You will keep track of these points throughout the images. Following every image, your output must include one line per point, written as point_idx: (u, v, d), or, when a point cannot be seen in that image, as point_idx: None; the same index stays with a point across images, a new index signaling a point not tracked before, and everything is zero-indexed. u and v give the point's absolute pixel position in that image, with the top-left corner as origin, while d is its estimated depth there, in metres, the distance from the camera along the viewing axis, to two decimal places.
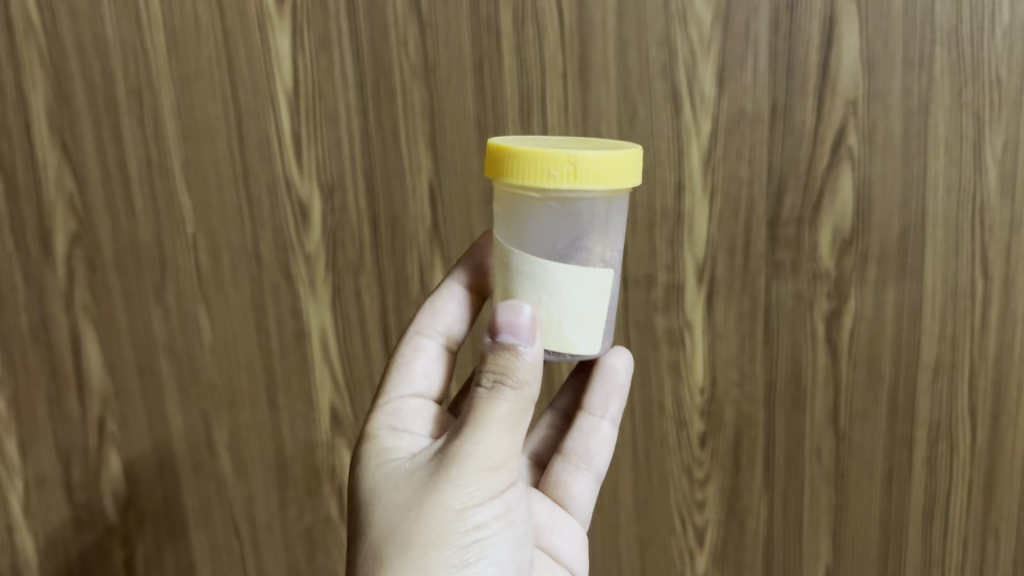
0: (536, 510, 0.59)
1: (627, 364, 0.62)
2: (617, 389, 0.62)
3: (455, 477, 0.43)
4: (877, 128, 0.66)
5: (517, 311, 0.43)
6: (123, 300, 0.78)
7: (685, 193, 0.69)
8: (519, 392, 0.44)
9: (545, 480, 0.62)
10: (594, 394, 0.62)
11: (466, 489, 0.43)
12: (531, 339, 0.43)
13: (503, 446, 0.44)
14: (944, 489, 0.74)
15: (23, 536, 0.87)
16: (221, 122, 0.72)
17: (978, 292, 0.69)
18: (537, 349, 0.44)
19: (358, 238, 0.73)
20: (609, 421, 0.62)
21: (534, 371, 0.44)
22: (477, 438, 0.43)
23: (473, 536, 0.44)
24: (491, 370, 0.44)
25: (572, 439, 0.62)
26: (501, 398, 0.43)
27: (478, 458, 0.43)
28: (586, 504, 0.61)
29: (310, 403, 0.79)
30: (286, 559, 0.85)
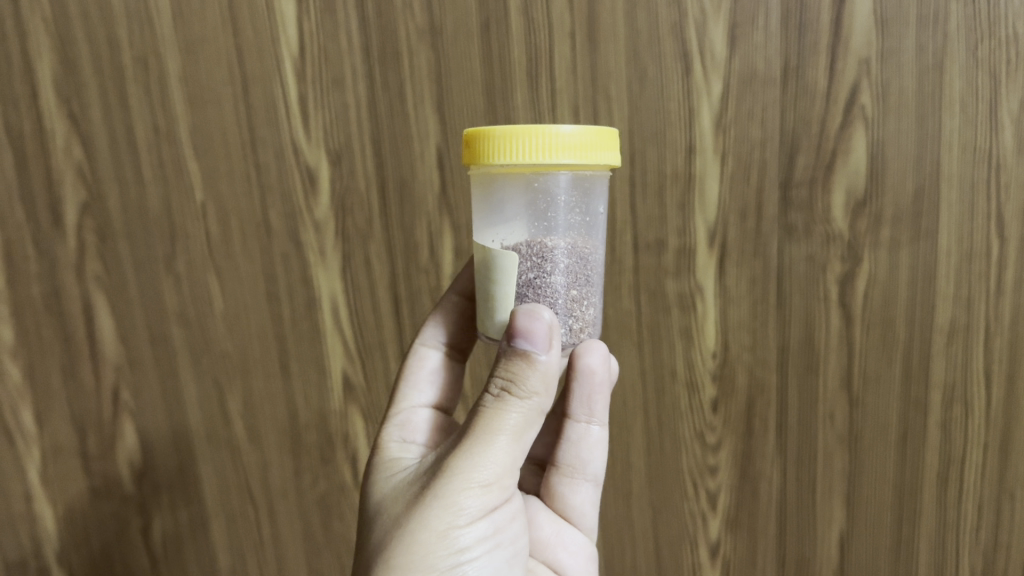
0: (540, 525, 0.60)
1: (604, 363, 0.56)
2: (598, 389, 0.58)
3: (447, 494, 0.43)
4: (891, 87, 0.65)
5: (534, 319, 0.42)
6: (135, 270, 0.78)
7: (696, 155, 0.68)
8: (530, 406, 0.43)
9: (545, 491, 0.62)
10: (575, 400, 0.59)
11: (456, 508, 0.43)
12: (547, 348, 0.42)
13: (503, 467, 0.43)
14: (959, 453, 0.73)
15: (41, 505, 0.88)
16: (228, 88, 0.71)
17: (994, 255, 0.68)
18: (553, 359, 0.42)
19: (366, 205, 0.73)
20: (598, 425, 0.60)
21: (545, 381, 0.43)
22: (478, 455, 0.42)
23: (454, 556, 0.44)
24: (502, 378, 0.43)
25: (563, 449, 0.61)
26: (509, 415, 0.42)
27: (471, 479, 0.43)
28: (588, 512, 0.62)
29: (321, 371, 0.79)
30: (301, 526, 0.86)
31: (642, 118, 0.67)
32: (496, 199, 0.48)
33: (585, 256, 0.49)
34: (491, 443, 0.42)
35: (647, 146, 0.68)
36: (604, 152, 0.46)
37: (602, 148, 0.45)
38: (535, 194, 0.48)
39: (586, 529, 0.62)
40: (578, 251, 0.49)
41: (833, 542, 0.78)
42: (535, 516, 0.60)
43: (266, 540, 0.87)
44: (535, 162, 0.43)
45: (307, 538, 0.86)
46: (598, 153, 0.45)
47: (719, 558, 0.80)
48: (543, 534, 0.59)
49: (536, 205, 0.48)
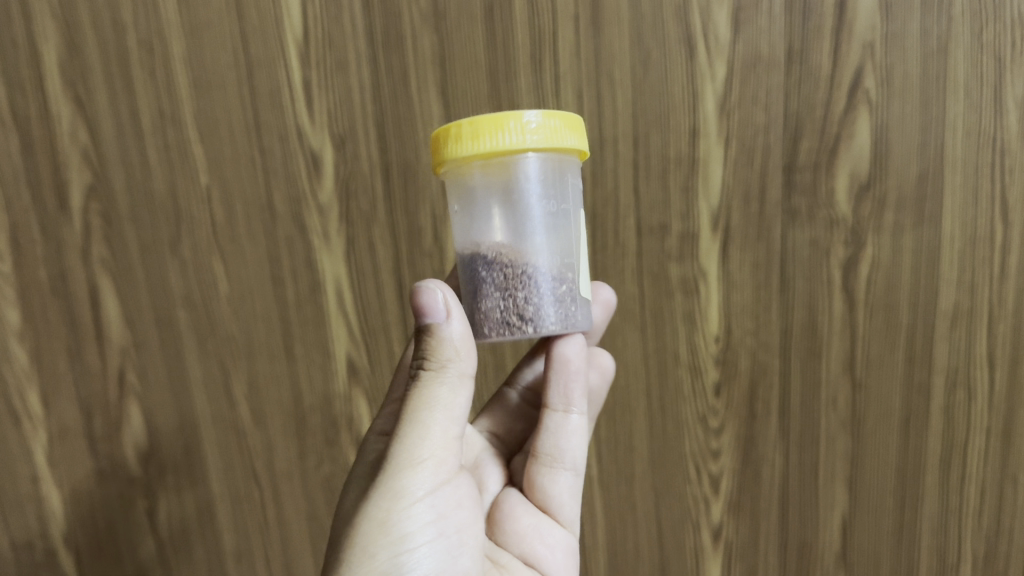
0: (517, 516, 0.60)
1: (579, 348, 0.58)
2: (574, 375, 0.59)
3: (386, 481, 0.44)
4: (896, 70, 0.65)
5: (436, 292, 0.45)
6: (140, 252, 0.79)
7: (699, 138, 0.68)
8: (448, 374, 0.45)
9: (526, 482, 0.61)
10: (553, 390, 0.59)
11: (396, 491, 0.44)
12: (450, 318, 0.45)
13: (435, 441, 0.45)
14: (962, 437, 0.74)
15: (48, 486, 0.88)
16: (232, 71, 0.72)
17: (997, 238, 0.68)
18: (459, 324, 0.46)
19: (370, 188, 0.73)
20: (576, 413, 0.60)
21: (457, 349, 0.45)
22: (407, 434, 0.44)
23: (407, 543, 0.44)
24: (419, 358, 0.46)
25: (542, 439, 0.60)
26: (430, 387, 0.45)
27: (408, 456, 0.44)
28: (567, 502, 0.61)
29: (325, 354, 0.80)
30: (306, 507, 0.86)
31: (646, 101, 0.67)
32: (472, 199, 0.51)
33: (567, 243, 0.52)
34: (420, 416, 0.44)
35: (651, 130, 0.68)
36: (571, 138, 0.49)
37: (569, 133, 0.49)
38: (510, 187, 0.50)
39: (566, 522, 0.61)
40: (558, 246, 0.51)
41: (835, 526, 0.78)
42: (512, 509, 0.60)
43: (271, 521, 0.87)
44: (505, 145, 0.46)
45: (312, 519, 0.87)
46: (563, 136, 0.48)
47: (722, 541, 0.80)
48: (520, 524, 0.59)
49: (511, 197, 0.50)
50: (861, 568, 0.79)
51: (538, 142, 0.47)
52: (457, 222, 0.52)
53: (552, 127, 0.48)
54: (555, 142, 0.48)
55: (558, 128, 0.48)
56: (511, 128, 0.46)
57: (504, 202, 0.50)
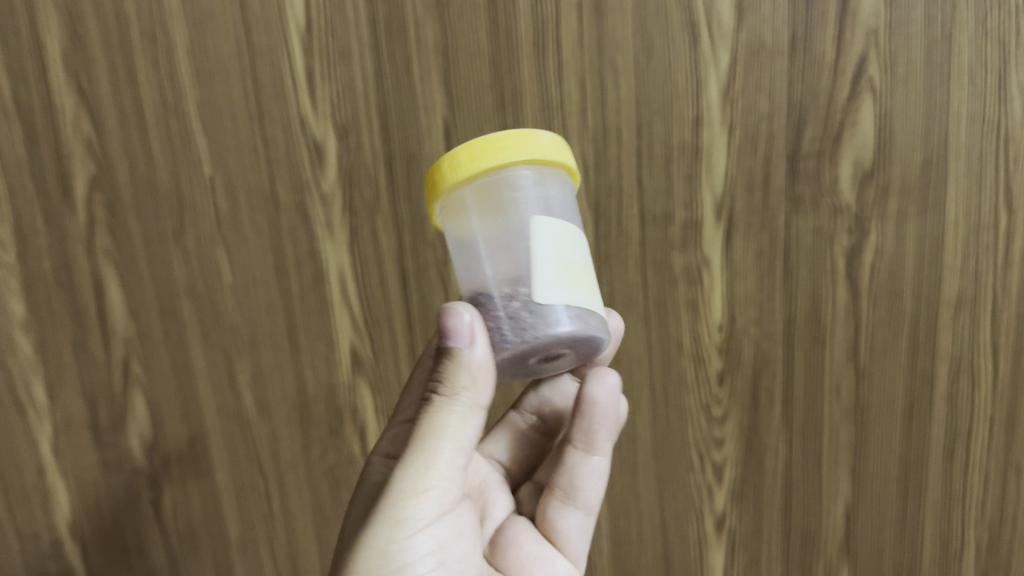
0: (522, 543, 0.58)
1: (611, 387, 0.56)
2: (601, 419, 0.57)
3: (390, 510, 0.45)
4: (900, 58, 0.64)
5: (457, 315, 0.44)
6: (144, 243, 0.79)
7: (703, 127, 0.68)
8: (461, 404, 0.45)
9: (539, 512, 0.60)
10: (578, 428, 0.58)
11: (399, 521, 0.45)
12: (470, 343, 0.44)
13: (442, 469, 0.45)
14: (965, 426, 0.74)
15: (53, 477, 0.89)
16: (234, 60, 0.72)
17: (1001, 226, 0.68)
18: (482, 351, 0.45)
19: (373, 177, 0.73)
20: (598, 456, 0.59)
21: (475, 377, 0.45)
22: (415, 464, 0.45)
23: (408, 572, 0.45)
24: (436, 383, 0.45)
25: (561, 474, 0.59)
26: (441, 418, 0.44)
27: (414, 485, 0.45)
28: (576, 539, 0.60)
29: (329, 344, 0.80)
30: (310, 497, 0.87)
31: (649, 89, 0.67)
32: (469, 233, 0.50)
33: (568, 251, 0.47)
34: (428, 444, 0.44)
35: (654, 119, 0.68)
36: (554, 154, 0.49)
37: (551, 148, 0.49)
38: (501, 202, 0.49)
39: (572, 558, 0.60)
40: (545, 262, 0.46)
41: (838, 514, 0.78)
42: (517, 535, 0.59)
43: (276, 511, 0.88)
44: (495, 154, 0.47)
45: (316, 509, 0.87)
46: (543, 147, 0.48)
47: (725, 530, 0.80)
48: (523, 551, 0.58)
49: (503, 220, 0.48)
50: (864, 556, 0.79)
51: (519, 152, 0.47)
52: (458, 258, 0.51)
53: (538, 143, 0.48)
54: (535, 151, 0.48)
55: (537, 141, 0.48)
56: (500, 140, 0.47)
57: (497, 217, 0.49)
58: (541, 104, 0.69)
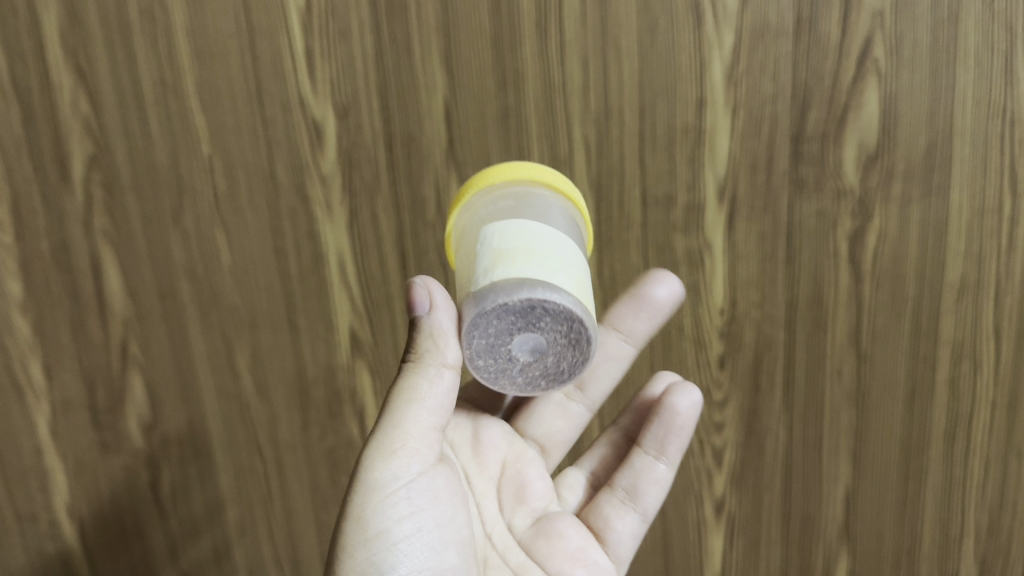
0: (567, 536, 0.56)
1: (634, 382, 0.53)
2: (678, 431, 0.60)
3: (366, 475, 0.47)
4: (905, 40, 0.64)
5: (414, 284, 0.48)
6: (142, 223, 0.78)
7: (706, 109, 0.67)
8: (425, 365, 0.48)
9: (590, 509, 0.60)
10: (651, 432, 0.60)
11: (372, 483, 0.46)
12: (428, 307, 0.48)
13: (413, 432, 0.47)
14: (967, 410, 0.73)
15: (51, 458, 0.89)
16: (234, 39, 0.71)
17: (1005, 210, 0.67)
18: (441, 311, 0.48)
19: (373, 158, 0.73)
20: (665, 464, 0.60)
21: (436, 339, 0.48)
22: (386, 428, 0.47)
23: (387, 536, 0.46)
24: (407, 357, 0.48)
25: (624, 473, 0.60)
26: (408, 380, 0.47)
27: (384, 447, 0.47)
28: (625, 540, 0.58)
29: (329, 326, 0.79)
30: (310, 479, 0.86)
31: (652, 70, 0.67)
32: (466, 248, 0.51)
33: (514, 236, 0.47)
34: (397, 405, 0.47)
35: (657, 100, 0.67)
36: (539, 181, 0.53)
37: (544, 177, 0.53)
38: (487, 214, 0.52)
39: (617, 561, 0.58)
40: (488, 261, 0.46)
41: (838, 499, 0.78)
42: (564, 523, 0.56)
43: (275, 493, 0.88)
44: (478, 183, 0.53)
45: (315, 491, 0.87)
46: (522, 169, 0.53)
47: (724, 513, 0.80)
48: (566, 543, 0.55)
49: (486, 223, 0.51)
50: (863, 541, 0.79)
51: (497, 175, 0.53)
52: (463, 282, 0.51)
53: (521, 166, 0.53)
54: (512, 171, 0.53)
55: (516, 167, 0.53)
56: (484, 175, 0.54)
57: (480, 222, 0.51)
58: (542, 85, 0.68)
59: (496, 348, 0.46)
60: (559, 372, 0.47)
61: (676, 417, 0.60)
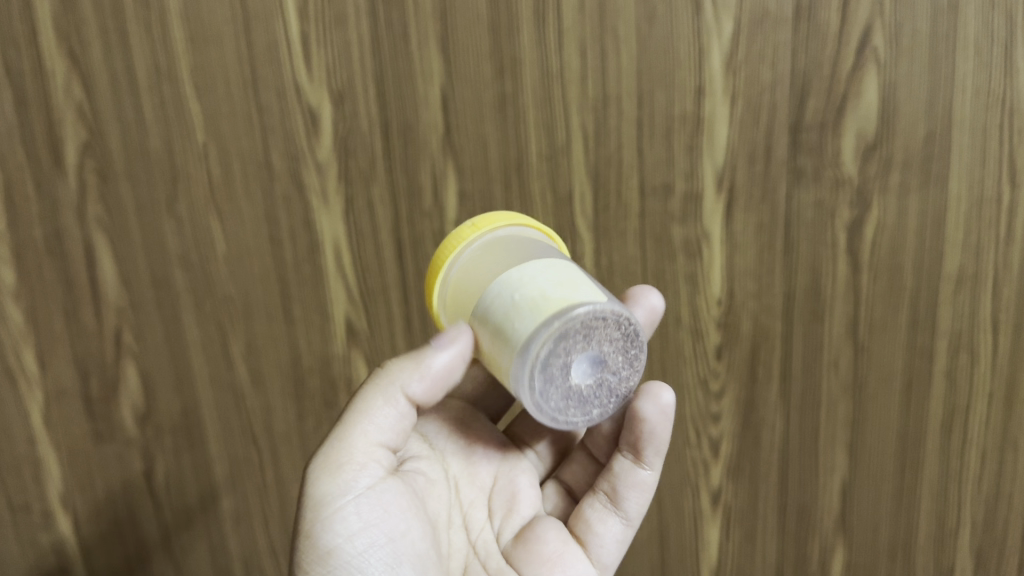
0: (545, 539, 0.52)
1: (667, 401, 0.51)
2: (652, 436, 0.52)
3: (312, 490, 0.46)
4: (904, 28, 0.63)
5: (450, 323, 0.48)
6: (136, 211, 0.78)
7: (704, 97, 0.67)
8: (385, 385, 0.47)
9: (573, 513, 0.55)
10: (626, 434, 0.54)
11: (318, 499, 0.45)
12: (444, 342, 0.47)
13: (360, 446, 0.46)
14: (963, 401, 0.73)
15: (44, 447, 0.88)
16: (229, 24, 0.70)
17: (1004, 201, 0.66)
18: (447, 349, 0.47)
19: (369, 145, 0.72)
20: (645, 469, 0.54)
21: (412, 365, 0.47)
22: (335, 443, 0.47)
23: (335, 552, 0.45)
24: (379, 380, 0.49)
25: (604, 476, 0.55)
26: (364, 396, 0.47)
27: (332, 461, 0.46)
28: (608, 546, 0.54)
29: (324, 314, 0.79)
30: (304, 470, 0.85)
31: (650, 58, 0.66)
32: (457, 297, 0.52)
33: (487, 314, 0.45)
34: (348, 420, 0.47)
35: (656, 89, 0.67)
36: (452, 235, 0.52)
37: (455, 234, 0.51)
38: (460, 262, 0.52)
39: (600, 567, 0.54)
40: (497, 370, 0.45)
41: (835, 490, 0.78)
42: (544, 527, 0.53)
43: (269, 483, 0.87)
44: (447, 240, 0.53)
45: None
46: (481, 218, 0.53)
47: (720, 505, 0.80)
48: (545, 548, 0.52)
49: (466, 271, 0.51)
50: (859, 532, 0.79)
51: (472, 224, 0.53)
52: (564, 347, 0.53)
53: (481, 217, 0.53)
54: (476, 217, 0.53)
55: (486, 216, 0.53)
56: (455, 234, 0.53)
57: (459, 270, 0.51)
58: (540, 72, 0.68)
59: (588, 395, 0.44)
60: (625, 332, 0.44)
61: (645, 422, 0.52)
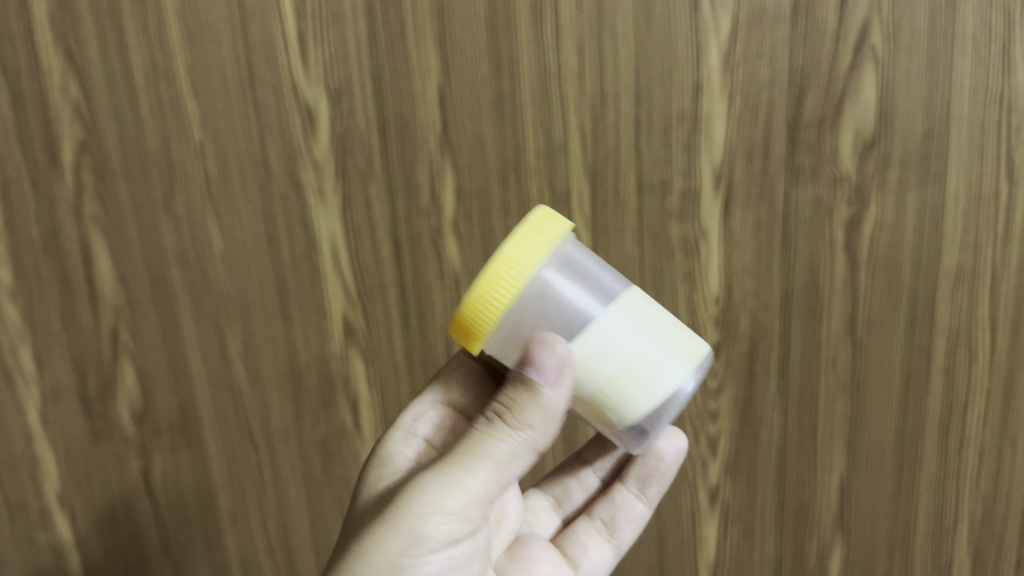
0: (539, 562, 0.59)
1: (681, 452, 0.61)
2: (659, 474, 0.62)
3: (408, 522, 0.45)
4: (903, 25, 0.63)
5: (549, 348, 0.43)
6: (132, 209, 0.78)
7: (702, 94, 0.67)
8: (518, 437, 0.44)
9: (567, 534, 0.64)
10: (634, 468, 0.63)
11: (416, 538, 0.44)
12: (553, 384, 0.44)
13: (475, 499, 0.45)
14: (962, 399, 0.73)
15: (42, 445, 0.88)
16: (225, 22, 0.70)
17: (1002, 199, 0.66)
18: (561, 392, 0.44)
19: (367, 144, 0.72)
20: (643, 502, 0.63)
21: (543, 417, 0.45)
22: (448, 483, 0.45)
23: None
24: (500, 404, 0.45)
25: (605, 505, 0.64)
26: (493, 441, 0.44)
27: (442, 506, 0.44)
28: (596, 567, 0.62)
29: (321, 314, 0.79)
30: (302, 469, 0.85)
31: (648, 56, 0.66)
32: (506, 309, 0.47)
33: (596, 360, 0.45)
34: (470, 461, 0.45)
35: (654, 86, 0.67)
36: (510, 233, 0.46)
37: (526, 252, 0.46)
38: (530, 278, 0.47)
39: None
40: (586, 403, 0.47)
41: (833, 487, 0.78)
42: (538, 549, 0.60)
43: (267, 482, 0.87)
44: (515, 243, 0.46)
45: (307, 481, 0.86)
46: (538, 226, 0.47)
47: (718, 503, 0.80)
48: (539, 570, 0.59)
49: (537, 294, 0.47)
50: (857, 529, 0.79)
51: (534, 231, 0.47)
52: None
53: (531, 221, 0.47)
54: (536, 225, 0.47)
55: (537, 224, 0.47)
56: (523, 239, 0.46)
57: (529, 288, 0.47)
58: (537, 70, 0.68)
59: None
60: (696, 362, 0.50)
61: (659, 462, 0.62)
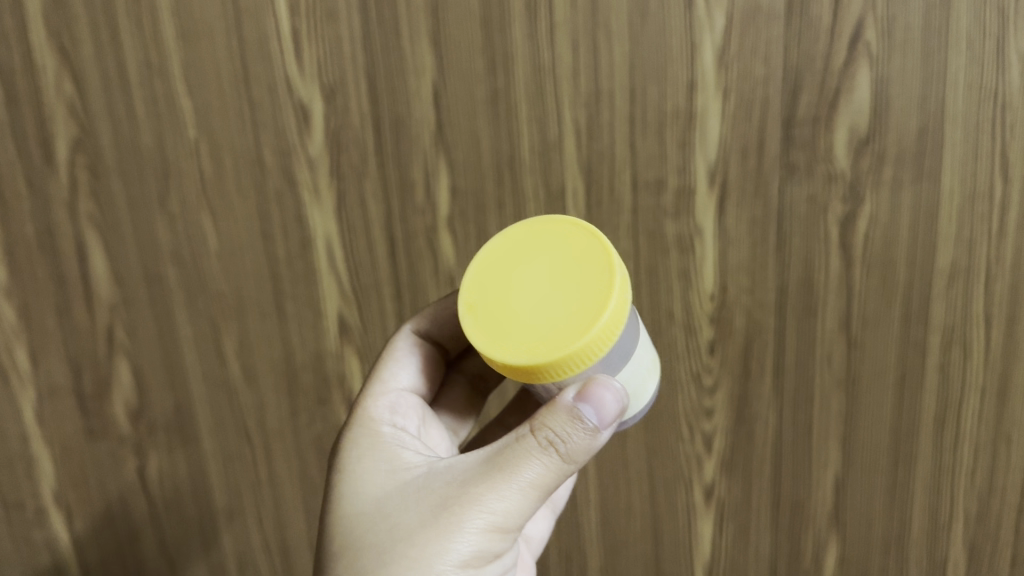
0: None
1: None
2: None
3: (464, 540, 0.45)
4: (897, 22, 0.63)
5: (605, 392, 0.43)
6: (127, 208, 0.78)
7: (696, 91, 0.67)
8: (568, 464, 0.45)
9: None
10: None
11: (473, 556, 0.45)
12: (609, 426, 0.44)
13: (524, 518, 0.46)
14: (957, 396, 0.73)
15: (38, 443, 0.88)
16: (219, 19, 0.70)
17: (997, 196, 0.66)
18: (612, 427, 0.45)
19: (361, 142, 0.72)
20: None
21: (589, 448, 0.45)
22: (502, 505, 0.45)
23: None
24: (549, 431, 0.44)
25: None
26: (545, 469, 0.45)
27: (499, 527, 0.45)
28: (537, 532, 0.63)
29: (316, 311, 0.79)
30: (298, 467, 0.85)
31: (642, 52, 0.66)
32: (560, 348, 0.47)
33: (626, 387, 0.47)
34: (523, 485, 0.45)
35: (648, 83, 0.67)
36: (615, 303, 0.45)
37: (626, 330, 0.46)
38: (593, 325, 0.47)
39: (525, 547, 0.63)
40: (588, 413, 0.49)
41: (828, 484, 0.78)
42: None
43: (263, 479, 0.87)
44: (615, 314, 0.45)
45: (303, 479, 0.86)
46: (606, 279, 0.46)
47: (714, 500, 0.80)
48: None
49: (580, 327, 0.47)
50: (853, 527, 0.79)
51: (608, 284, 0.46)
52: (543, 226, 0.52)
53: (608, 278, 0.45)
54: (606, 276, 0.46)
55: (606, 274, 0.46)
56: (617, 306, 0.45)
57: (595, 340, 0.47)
58: (532, 67, 0.68)
59: None
60: None
61: None
